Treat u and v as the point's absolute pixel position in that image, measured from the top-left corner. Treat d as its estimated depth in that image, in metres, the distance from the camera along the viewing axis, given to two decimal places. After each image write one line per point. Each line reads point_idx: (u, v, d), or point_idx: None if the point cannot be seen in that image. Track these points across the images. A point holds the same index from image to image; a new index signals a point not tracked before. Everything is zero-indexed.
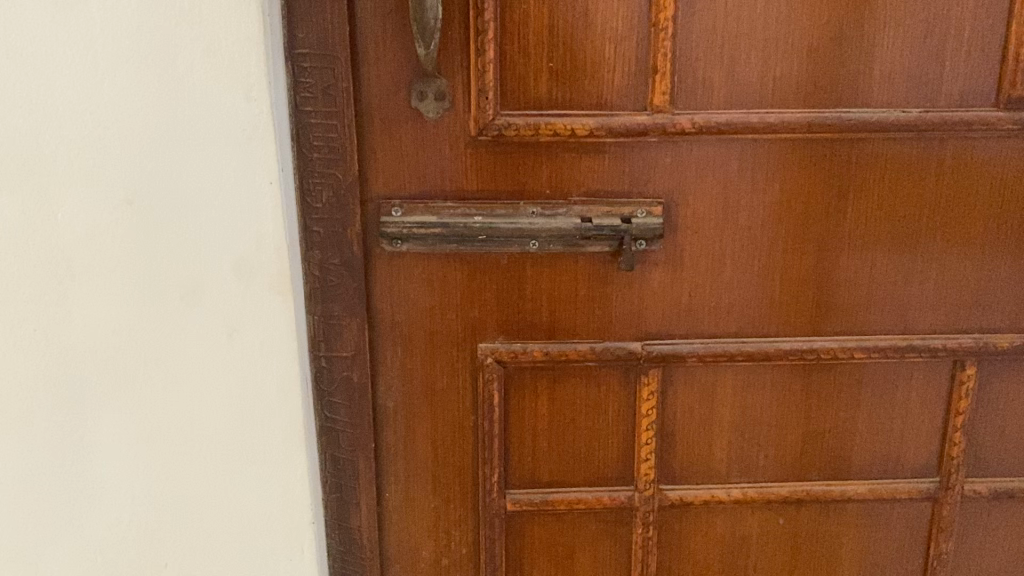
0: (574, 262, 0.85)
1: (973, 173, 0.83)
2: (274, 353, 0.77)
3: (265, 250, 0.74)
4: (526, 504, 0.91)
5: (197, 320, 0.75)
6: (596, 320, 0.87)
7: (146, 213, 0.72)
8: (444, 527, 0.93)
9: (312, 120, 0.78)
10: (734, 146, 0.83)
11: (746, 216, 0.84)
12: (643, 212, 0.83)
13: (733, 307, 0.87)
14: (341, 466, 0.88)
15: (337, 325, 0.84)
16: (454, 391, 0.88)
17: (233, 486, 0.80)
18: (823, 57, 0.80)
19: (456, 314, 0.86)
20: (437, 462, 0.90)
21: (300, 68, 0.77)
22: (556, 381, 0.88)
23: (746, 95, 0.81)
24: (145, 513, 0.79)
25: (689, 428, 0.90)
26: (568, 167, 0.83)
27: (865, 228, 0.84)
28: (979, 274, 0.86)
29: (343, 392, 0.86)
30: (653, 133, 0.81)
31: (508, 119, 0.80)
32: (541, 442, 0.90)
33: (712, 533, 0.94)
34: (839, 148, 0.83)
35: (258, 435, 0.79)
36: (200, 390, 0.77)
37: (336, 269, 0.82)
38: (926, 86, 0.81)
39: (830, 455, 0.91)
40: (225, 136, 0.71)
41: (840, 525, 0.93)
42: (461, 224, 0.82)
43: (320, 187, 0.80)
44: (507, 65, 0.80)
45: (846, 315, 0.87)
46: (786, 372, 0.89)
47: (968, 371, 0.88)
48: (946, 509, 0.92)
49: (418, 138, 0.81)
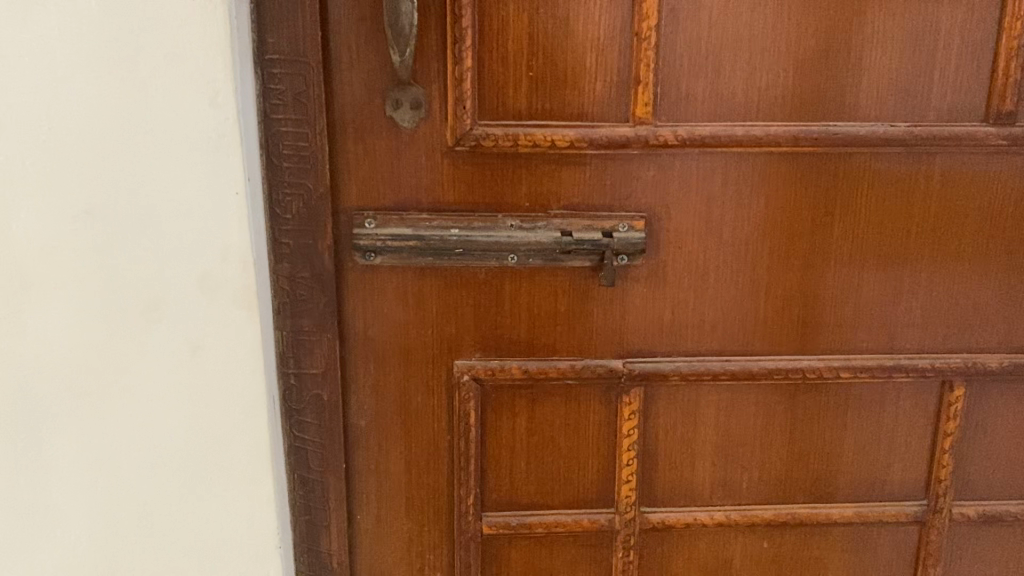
0: (553, 276, 0.83)
1: (961, 189, 0.81)
2: (240, 371, 0.73)
3: (232, 264, 0.71)
4: (503, 526, 0.88)
5: (160, 336, 0.71)
6: (576, 337, 0.84)
7: (104, 225, 0.68)
8: (418, 550, 0.90)
9: (281, 128, 0.75)
10: (719, 159, 0.80)
11: (730, 231, 0.82)
12: (626, 225, 0.81)
13: (717, 325, 0.84)
14: (311, 487, 0.85)
15: (307, 341, 0.81)
16: (430, 408, 0.85)
17: (197, 508, 0.76)
18: (809, 69, 0.78)
19: (431, 330, 0.83)
20: (410, 483, 0.87)
21: (270, 74, 0.74)
22: (536, 399, 0.86)
23: (731, 108, 0.79)
24: (104, 541, 0.74)
25: (672, 449, 0.87)
26: (547, 179, 0.80)
27: (851, 244, 0.82)
28: (969, 292, 0.84)
29: (313, 410, 0.83)
30: (635, 145, 0.79)
31: (486, 129, 0.78)
32: (519, 462, 0.87)
33: (695, 558, 0.91)
34: (825, 163, 0.81)
35: (223, 455, 0.75)
36: (162, 410, 0.73)
37: (306, 282, 0.79)
38: (913, 100, 0.79)
39: (817, 477, 0.88)
40: (191, 144, 0.68)
41: (827, 550, 0.90)
42: (437, 237, 0.80)
43: (290, 198, 0.77)
44: (484, 74, 0.77)
45: (833, 333, 0.84)
46: (771, 391, 0.86)
47: (957, 393, 0.85)
48: (934, 533, 0.89)
49: (393, 147, 0.79)
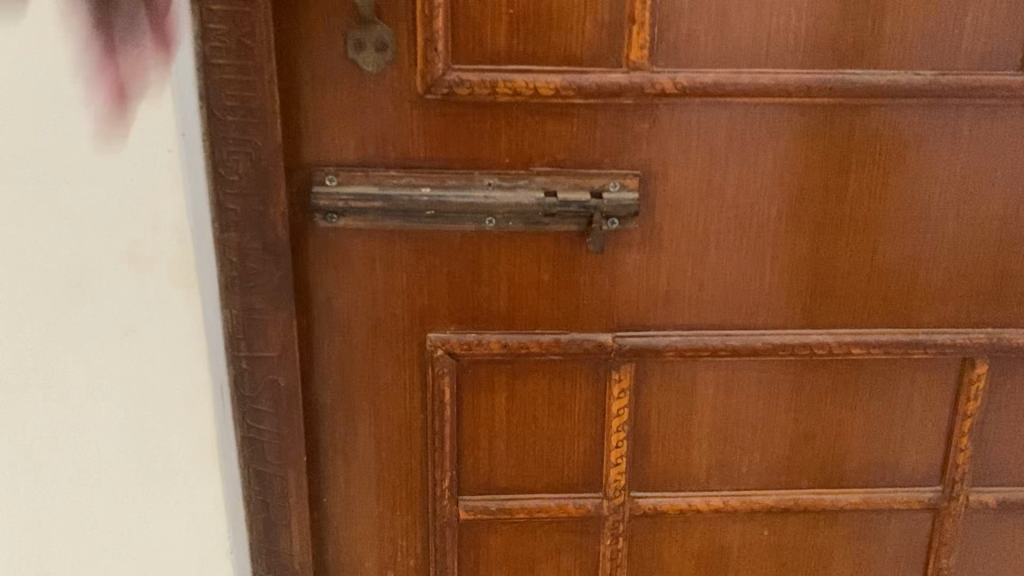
0: (536, 241, 0.74)
1: (994, 147, 0.73)
2: (178, 356, 0.64)
3: (163, 235, 0.61)
4: (481, 512, 0.81)
5: (85, 315, 0.62)
6: (562, 309, 0.76)
7: (16, 187, 0.59)
8: (390, 537, 0.82)
9: (223, 75, 0.64)
10: (723, 110, 0.71)
11: (734, 192, 0.73)
12: (617, 184, 0.72)
13: (717, 296, 0.76)
14: (268, 483, 0.75)
15: (260, 320, 0.71)
16: (401, 386, 0.77)
17: (134, 508, 0.67)
18: (825, 8, 0.68)
19: (402, 299, 0.75)
20: (381, 466, 0.80)
21: (209, 11, 0.63)
22: (517, 376, 0.78)
23: (737, 52, 0.69)
24: (31, 539, 0.66)
25: (665, 430, 0.80)
26: (530, 132, 0.71)
27: (869, 208, 0.74)
28: (996, 262, 0.76)
29: (268, 397, 0.73)
30: (629, 94, 0.69)
31: (461, 74, 0.68)
32: (499, 444, 0.80)
33: (689, 546, 0.84)
34: (841, 116, 0.72)
35: (163, 451, 0.66)
36: (91, 399, 0.64)
37: (256, 255, 0.69)
38: (943, 44, 0.70)
39: (823, 460, 0.81)
40: (112, 94, 0.58)
41: (832, 538, 0.84)
42: (406, 196, 0.71)
43: (235, 157, 0.67)
44: (457, 11, 0.67)
45: (845, 306, 0.76)
46: (775, 367, 0.78)
47: (980, 371, 0.78)
48: (948, 521, 0.82)
49: (355, 95, 0.69)
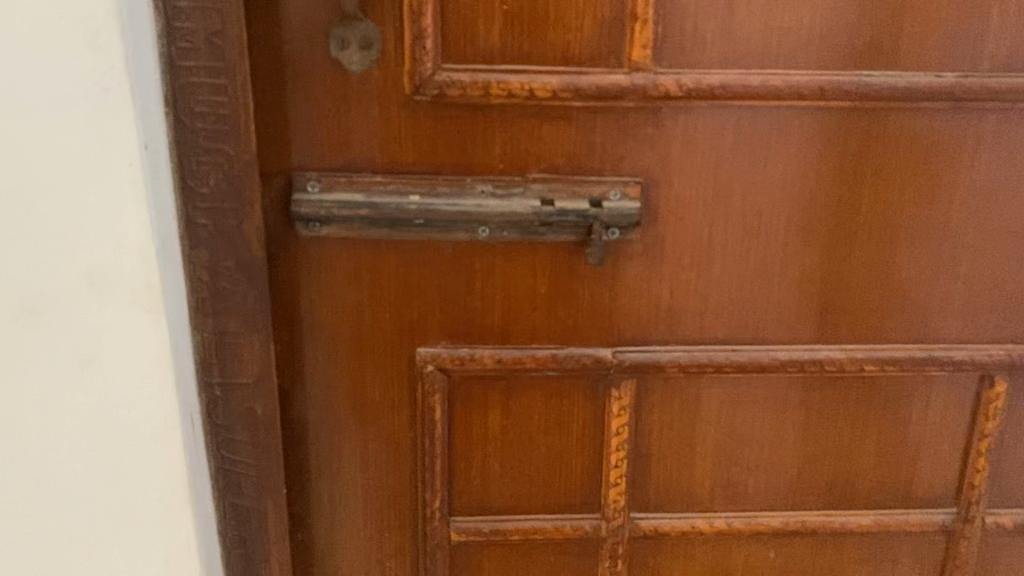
0: (532, 252, 0.70)
1: (1016, 154, 0.69)
2: (144, 382, 0.59)
3: (126, 253, 0.56)
4: (473, 534, 0.77)
5: (43, 342, 0.57)
6: (558, 322, 0.72)
7: None
8: (378, 560, 0.79)
9: (192, 78, 0.60)
10: (730, 113, 0.67)
11: (742, 201, 0.69)
12: (618, 193, 0.67)
13: (723, 310, 0.72)
14: (245, 517, 0.71)
15: (234, 342, 0.66)
16: (388, 403, 0.73)
17: (100, 542, 0.63)
18: (840, 5, 0.64)
19: (388, 313, 0.71)
20: (368, 486, 0.76)
21: (175, 9, 0.58)
22: (512, 392, 0.74)
23: (746, 52, 0.65)
24: None
25: (667, 449, 0.76)
26: (525, 136, 0.67)
27: (884, 219, 0.70)
28: (1017, 274, 0.72)
29: (244, 427, 0.68)
30: (630, 96, 0.65)
31: (451, 74, 0.63)
32: (492, 463, 0.76)
33: (690, 568, 0.81)
34: (857, 121, 0.67)
35: (131, 482, 0.61)
36: (49, 430, 0.59)
37: (230, 273, 0.65)
38: (966, 44, 0.65)
39: (831, 479, 0.77)
40: (66, 101, 0.53)
41: (839, 559, 0.81)
42: (393, 205, 0.66)
43: (206, 168, 0.62)
44: (446, 7, 0.63)
45: (857, 320, 0.73)
46: (783, 383, 0.74)
47: (998, 389, 0.74)
48: (962, 543, 0.79)
49: (337, 97, 0.65)
